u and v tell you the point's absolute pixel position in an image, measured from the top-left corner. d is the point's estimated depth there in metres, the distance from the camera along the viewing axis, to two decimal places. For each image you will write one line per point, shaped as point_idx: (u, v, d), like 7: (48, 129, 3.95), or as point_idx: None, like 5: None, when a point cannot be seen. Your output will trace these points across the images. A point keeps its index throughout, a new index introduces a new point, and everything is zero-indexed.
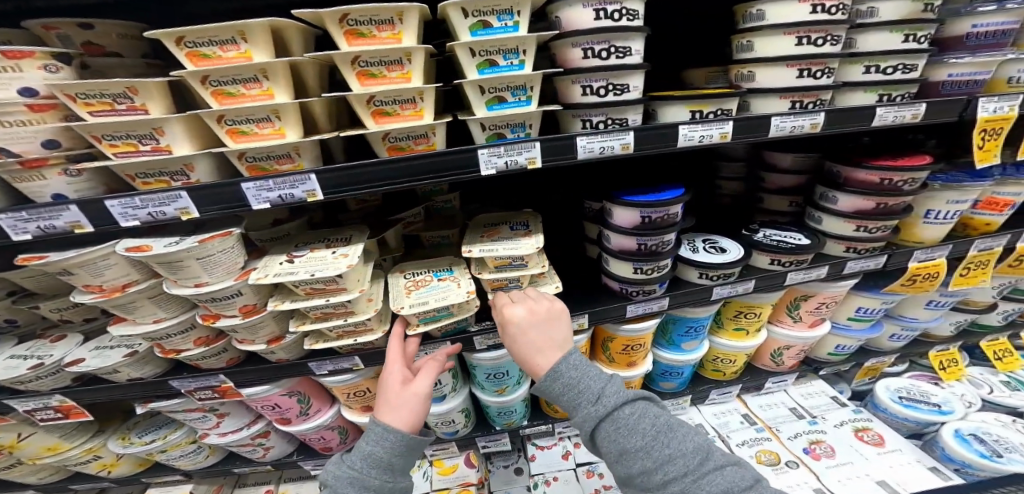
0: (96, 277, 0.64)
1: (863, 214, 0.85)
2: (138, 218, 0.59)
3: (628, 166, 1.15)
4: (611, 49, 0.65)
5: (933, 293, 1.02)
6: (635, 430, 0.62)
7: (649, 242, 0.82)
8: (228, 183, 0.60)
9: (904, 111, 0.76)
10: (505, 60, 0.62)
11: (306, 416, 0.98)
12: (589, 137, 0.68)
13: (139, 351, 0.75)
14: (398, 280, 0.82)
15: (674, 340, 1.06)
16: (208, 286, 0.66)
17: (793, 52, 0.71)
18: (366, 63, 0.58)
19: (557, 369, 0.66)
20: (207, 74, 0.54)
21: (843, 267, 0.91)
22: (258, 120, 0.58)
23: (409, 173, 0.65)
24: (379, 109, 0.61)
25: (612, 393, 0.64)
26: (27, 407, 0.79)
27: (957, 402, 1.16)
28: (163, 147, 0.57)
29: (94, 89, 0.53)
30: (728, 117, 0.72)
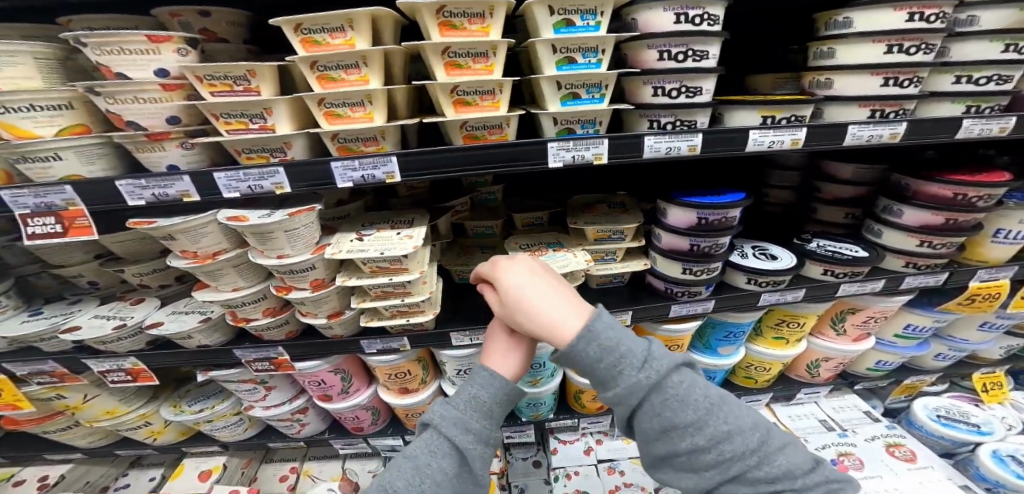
0: (193, 244, 0.68)
1: (929, 228, 0.84)
2: (239, 190, 0.62)
3: (681, 170, 1.17)
4: (689, 52, 0.67)
5: (991, 314, 1.01)
6: (731, 436, 0.56)
7: (702, 244, 0.85)
8: (319, 162, 0.62)
9: (991, 124, 0.75)
10: (583, 57, 0.64)
11: (346, 394, 1.03)
12: (656, 136, 0.69)
13: (212, 318, 0.82)
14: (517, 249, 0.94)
15: (712, 344, 1.07)
16: (290, 257, 0.69)
17: (881, 59, 0.71)
18: (455, 54, 0.60)
19: (594, 330, 0.59)
20: (316, 59, 0.56)
21: (901, 282, 0.90)
22: (352, 104, 0.59)
23: (481, 161, 0.67)
24: (460, 98, 0.63)
25: (704, 393, 0.58)
26: (103, 368, 0.86)
27: (997, 424, 1.14)
28: (269, 126, 0.60)
29: (218, 70, 0.56)
30: (801, 123, 0.72)
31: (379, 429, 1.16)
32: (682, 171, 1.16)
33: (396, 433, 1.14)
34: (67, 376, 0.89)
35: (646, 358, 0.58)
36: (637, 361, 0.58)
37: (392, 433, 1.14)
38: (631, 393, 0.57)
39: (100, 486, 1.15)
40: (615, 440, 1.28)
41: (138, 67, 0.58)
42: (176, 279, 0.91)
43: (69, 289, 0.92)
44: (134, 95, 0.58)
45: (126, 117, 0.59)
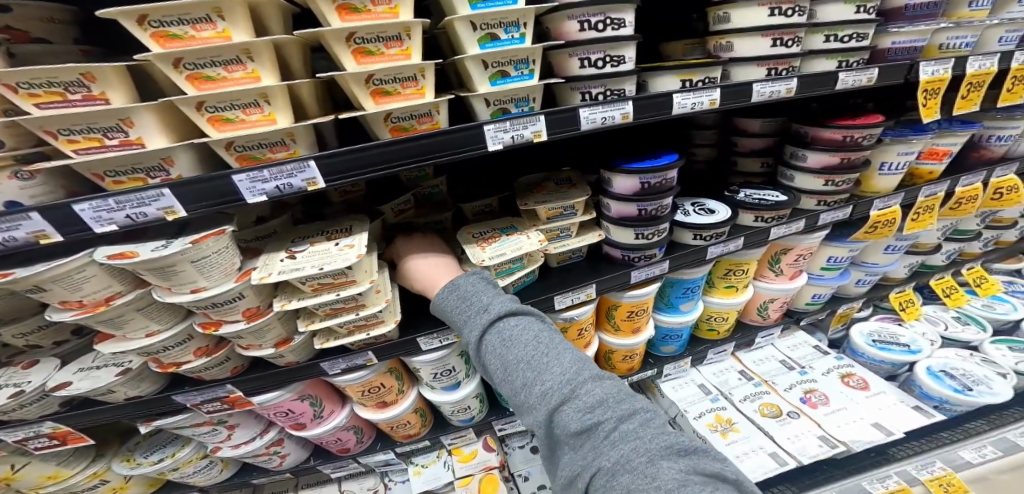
0: (74, 292, 0.54)
1: (830, 169, 0.91)
2: (116, 222, 0.48)
3: (615, 138, 1.22)
4: (608, 20, 0.66)
5: (891, 237, 1.13)
6: (593, 415, 0.50)
7: (649, 207, 0.87)
8: (216, 176, 0.50)
9: (861, 76, 0.80)
10: (506, 33, 0.61)
11: (320, 419, 1.02)
12: (591, 108, 0.69)
13: (131, 369, 0.73)
14: (470, 238, 0.91)
15: (672, 302, 1.15)
16: (207, 290, 0.60)
17: (766, 23, 0.71)
18: (362, 39, 0.52)
19: (455, 283, 0.70)
20: (182, 56, 0.43)
21: (817, 218, 0.97)
22: (244, 105, 0.48)
23: (415, 153, 0.61)
24: (378, 88, 0.56)
25: (570, 370, 0.55)
26: (18, 437, 0.78)
27: (922, 341, 1.31)
28: (134, 140, 0.45)
29: (37, 75, 0.40)
30: (715, 84, 0.73)
31: (366, 447, 1.22)
32: (613, 137, 1.21)
33: (385, 448, 1.22)
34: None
35: (518, 338, 0.60)
36: (510, 341, 0.60)
37: (381, 449, 1.22)
38: (502, 370, 0.59)
39: None
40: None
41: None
42: (72, 332, 0.80)
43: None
44: None
45: None
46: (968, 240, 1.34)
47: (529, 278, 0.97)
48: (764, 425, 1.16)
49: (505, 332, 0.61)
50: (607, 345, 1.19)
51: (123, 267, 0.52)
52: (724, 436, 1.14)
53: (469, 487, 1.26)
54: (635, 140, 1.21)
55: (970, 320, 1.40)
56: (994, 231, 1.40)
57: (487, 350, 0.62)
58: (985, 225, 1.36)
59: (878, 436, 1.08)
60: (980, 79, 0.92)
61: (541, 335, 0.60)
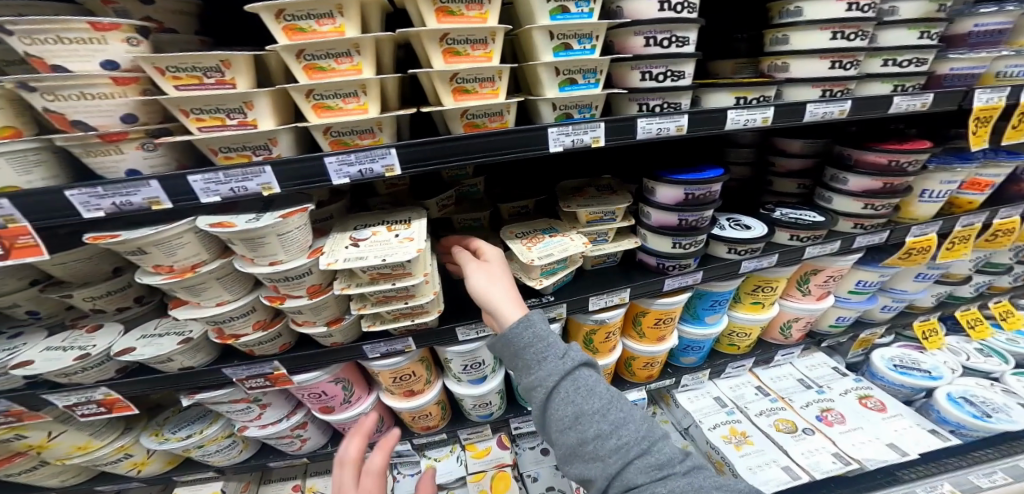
0: (168, 257, 0.58)
1: (870, 193, 0.93)
2: (220, 194, 0.52)
3: (651, 150, 1.25)
4: (673, 38, 0.70)
5: (924, 265, 1.15)
6: (666, 472, 0.58)
7: (689, 218, 0.90)
8: (311, 158, 0.54)
9: (916, 100, 0.82)
10: (578, 43, 0.64)
11: (348, 403, 1.06)
12: (648, 118, 0.72)
13: (192, 338, 0.77)
14: (513, 238, 0.94)
15: (698, 314, 1.17)
16: (284, 264, 0.63)
17: (827, 45, 0.74)
18: (453, 41, 0.56)
19: (528, 318, 0.68)
20: (303, 48, 0.47)
21: (853, 241, 0.99)
22: (344, 95, 0.51)
23: (484, 149, 0.65)
24: (459, 86, 0.60)
25: (640, 428, 0.62)
26: (69, 402, 0.81)
27: (944, 368, 1.32)
28: (250, 121, 0.49)
29: (184, 61, 0.45)
30: (769, 103, 0.76)
31: (385, 436, 1.26)
32: (650, 150, 1.24)
33: (402, 438, 1.26)
34: (25, 415, 0.83)
35: (591, 387, 0.64)
36: (585, 389, 0.63)
37: (397, 439, 1.26)
38: (573, 418, 0.61)
39: None
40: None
41: (81, 59, 0.47)
42: (134, 300, 0.83)
43: (4, 322, 0.83)
44: (80, 91, 0.47)
45: (71, 116, 0.48)
46: (998, 274, 1.34)
47: (565, 280, 1.00)
48: (780, 440, 1.17)
49: (583, 383, 0.63)
50: (630, 351, 1.21)
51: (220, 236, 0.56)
52: (738, 448, 1.15)
53: (481, 483, 1.29)
54: (671, 153, 1.25)
55: (993, 353, 1.40)
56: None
57: (559, 396, 0.63)
58: (1017, 260, 1.37)
59: (892, 455, 1.08)
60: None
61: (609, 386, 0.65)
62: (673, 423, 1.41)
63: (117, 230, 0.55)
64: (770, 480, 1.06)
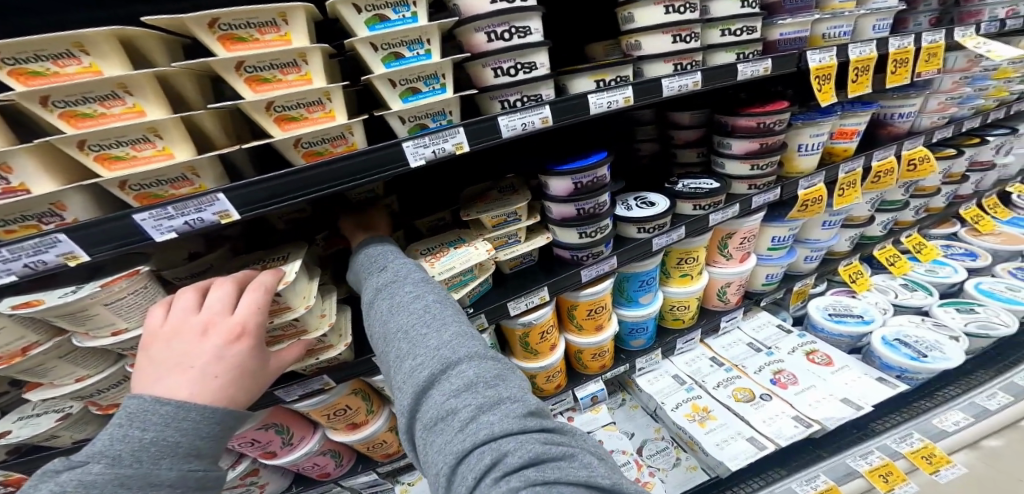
0: None
1: (753, 154, 0.95)
2: (13, 273, 0.47)
3: (555, 140, 1.23)
4: (513, 29, 0.68)
5: (824, 214, 1.17)
6: (458, 400, 0.49)
7: (586, 206, 0.89)
8: (115, 218, 0.49)
9: (757, 66, 0.84)
10: (410, 50, 0.62)
11: (291, 446, 1.02)
12: (509, 115, 0.71)
13: (73, 412, 0.72)
14: (418, 256, 0.91)
15: (632, 296, 1.16)
16: (128, 331, 0.59)
17: (663, 20, 0.74)
18: (254, 68, 0.51)
19: (378, 260, 0.73)
20: (48, 94, 0.41)
21: (750, 202, 1.00)
22: (133, 141, 0.46)
23: (335, 176, 0.61)
24: (282, 115, 0.56)
25: (447, 350, 0.55)
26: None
27: (874, 310, 1.35)
28: (17, 186, 0.45)
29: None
30: (627, 83, 0.76)
31: (348, 470, 1.21)
32: (556, 140, 1.23)
33: (367, 468, 1.21)
34: None
35: (408, 306, 0.63)
36: (397, 308, 0.63)
37: (362, 470, 1.21)
38: (382, 339, 0.62)
39: None
40: (585, 413, 1.33)
41: None
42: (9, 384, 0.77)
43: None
44: None
45: None
46: (896, 210, 1.40)
47: (482, 288, 0.97)
48: (740, 410, 1.18)
49: (398, 301, 0.64)
50: (573, 345, 1.19)
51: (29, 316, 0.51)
52: (702, 425, 1.15)
53: None
54: (577, 140, 1.23)
55: (917, 286, 1.46)
56: (920, 199, 1.47)
57: (376, 316, 0.65)
58: (910, 195, 1.43)
59: (848, 411, 1.10)
60: (863, 64, 0.97)
61: (430, 306, 0.63)
62: (642, 407, 1.40)
63: None
64: (737, 455, 1.06)
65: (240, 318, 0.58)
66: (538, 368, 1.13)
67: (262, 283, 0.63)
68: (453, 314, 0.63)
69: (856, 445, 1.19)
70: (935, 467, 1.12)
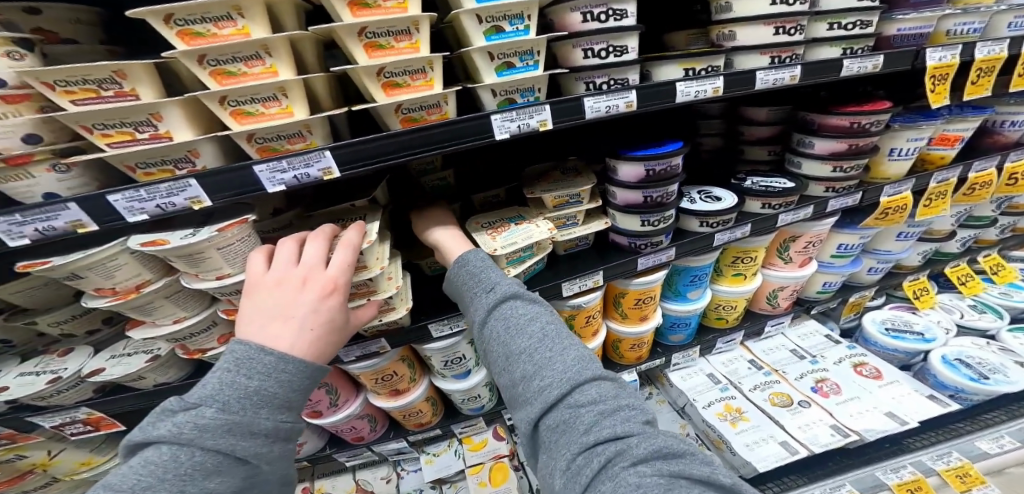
0: (107, 280, 0.58)
1: (838, 155, 0.91)
2: (146, 212, 0.51)
3: (618, 127, 1.21)
4: (610, 11, 0.67)
5: (903, 224, 1.12)
6: (581, 409, 0.53)
7: (654, 194, 0.88)
8: (237, 168, 0.53)
9: (866, 62, 0.80)
10: (510, 25, 0.62)
11: (335, 407, 1.07)
12: (595, 97, 0.70)
13: (161, 355, 0.76)
14: (479, 230, 0.93)
15: (680, 291, 1.15)
16: (232, 276, 0.63)
17: (768, 11, 0.72)
18: (373, 34, 0.56)
19: (465, 260, 0.75)
20: (204, 53, 0.47)
21: (825, 205, 0.97)
22: (264, 99, 0.51)
23: (427, 142, 0.64)
24: (389, 81, 0.59)
25: (571, 369, 0.57)
26: (56, 422, 0.79)
27: (937, 329, 1.30)
28: (163, 133, 0.49)
29: (72, 74, 0.44)
30: (718, 73, 0.74)
31: (379, 435, 1.25)
32: (620, 128, 1.21)
33: (398, 436, 1.26)
34: (18, 437, 0.81)
35: (524, 326, 0.63)
36: (515, 328, 0.63)
37: (394, 437, 1.26)
38: (502, 359, 0.62)
39: None
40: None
41: None
42: (103, 322, 0.84)
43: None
44: None
45: None
46: (981, 228, 1.32)
47: (537, 268, 0.99)
48: (775, 414, 1.16)
49: (510, 315, 0.65)
50: (615, 333, 1.20)
51: (155, 254, 0.56)
52: (734, 425, 1.14)
53: (480, 476, 1.30)
54: (641, 130, 1.21)
55: (987, 308, 1.39)
56: (1010, 218, 1.38)
57: (489, 331, 0.66)
58: (1000, 211, 1.34)
59: (892, 425, 1.08)
60: (990, 64, 0.91)
61: (549, 329, 0.63)
62: (669, 403, 1.40)
63: (50, 258, 0.55)
64: (767, 457, 1.06)
65: (332, 273, 0.61)
66: None
67: (350, 240, 0.65)
68: (568, 334, 0.64)
69: (889, 458, 1.16)
70: (967, 486, 1.09)
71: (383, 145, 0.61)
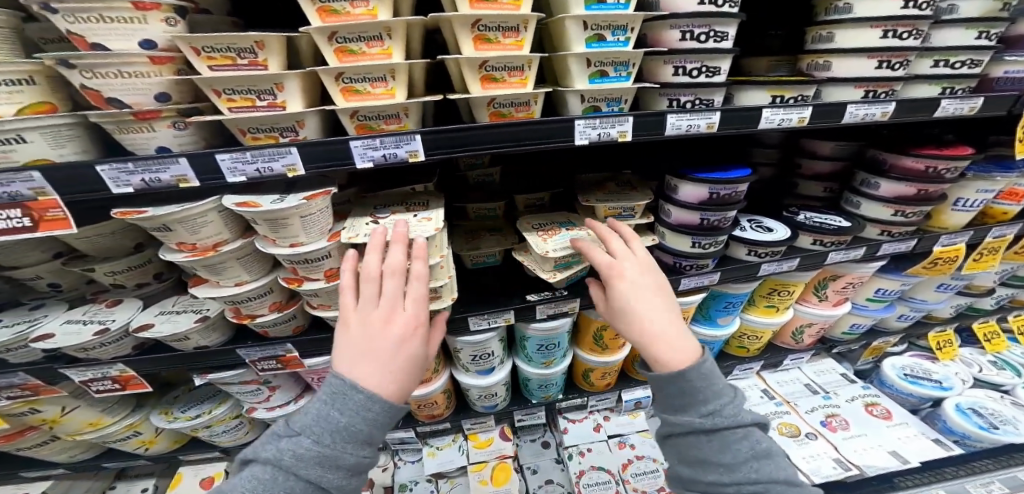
0: (191, 235, 0.63)
1: (902, 199, 0.94)
2: (245, 174, 0.61)
3: (673, 146, 1.23)
4: (711, 33, 0.69)
5: (948, 275, 1.15)
6: (743, 443, 0.62)
7: (710, 217, 0.89)
8: (337, 141, 0.61)
9: (964, 104, 0.83)
10: (613, 35, 0.63)
11: None
12: (679, 114, 0.71)
13: (211, 316, 0.75)
14: (529, 231, 0.92)
15: (711, 315, 1.15)
16: (304, 245, 0.66)
17: (875, 44, 0.75)
18: (485, 27, 0.58)
19: (688, 373, 0.62)
20: (336, 31, 0.55)
21: (878, 248, 1.00)
22: (373, 79, 0.59)
23: (515, 138, 0.66)
24: (488, 74, 0.62)
25: (729, 411, 0.63)
26: (86, 377, 0.77)
27: (955, 380, 1.31)
28: (279, 102, 0.60)
29: (221, 42, 0.55)
30: (807, 103, 0.76)
31: (388, 422, 1.19)
32: (675, 148, 1.23)
33: (407, 425, 1.19)
34: (42, 389, 0.77)
35: (715, 384, 0.63)
36: (706, 380, 0.63)
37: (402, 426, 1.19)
38: (679, 393, 0.64)
39: None
40: (622, 416, 1.25)
41: (121, 37, 0.55)
42: (154, 276, 0.84)
43: (29, 293, 0.86)
44: (117, 69, 0.55)
45: (106, 93, 0.57)
46: (1021, 288, 1.34)
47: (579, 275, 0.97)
48: (781, 443, 1.16)
49: (703, 376, 0.63)
50: (638, 349, 1.18)
51: (245, 215, 0.61)
52: None
53: (481, 473, 1.16)
54: (693, 152, 1.24)
55: (1006, 366, 1.40)
56: None
57: (688, 382, 0.63)
58: None
59: (893, 463, 1.08)
60: None
61: (711, 373, 0.64)
62: None
63: (145, 209, 0.60)
64: None
65: (414, 311, 0.59)
66: (599, 363, 1.10)
67: (420, 272, 0.61)
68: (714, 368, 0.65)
69: None
70: None
71: (460, 135, 0.64)
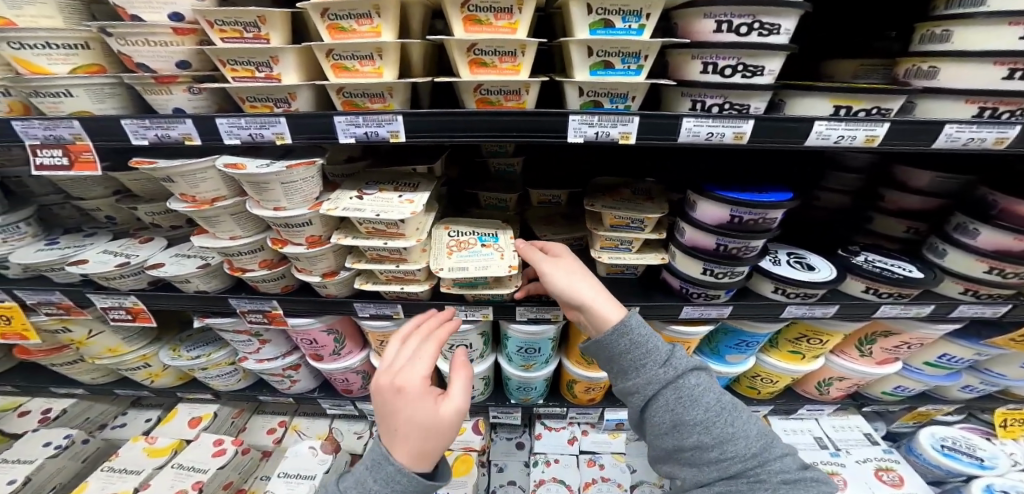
0: (192, 188, 0.67)
1: (1004, 255, 0.76)
2: (240, 137, 0.63)
3: (732, 156, 1.09)
4: (756, 24, 0.57)
5: None
6: (702, 398, 0.60)
7: (731, 244, 0.78)
8: (323, 115, 0.61)
9: None
10: (623, 22, 0.56)
11: (337, 356, 1.00)
12: (698, 119, 0.61)
13: (212, 264, 0.80)
14: (442, 235, 0.82)
15: (720, 350, 1.03)
16: (286, 211, 0.68)
17: (1008, 47, 0.58)
18: (475, 8, 0.55)
19: (628, 324, 0.65)
20: (328, 7, 0.55)
21: (953, 309, 0.84)
22: (361, 57, 0.58)
23: (496, 128, 0.62)
24: (478, 59, 0.58)
25: (674, 366, 0.63)
26: (106, 303, 0.85)
27: (1003, 460, 1.07)
28: (275, 75, 0.61)
29: (230, 16, 0.56)
30: (886, 118, 0.63)
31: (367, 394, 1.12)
32: (732, 157, 1.09)
33: None
34: (73, 309, 0.88)
35: (657, 345, 0.64)
36: (656, 343, 0.64)
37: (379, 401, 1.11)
38: (623, 355, 0.65)
39: (99, 424, 1.21)
40: (601, 433, 1.17)
41: (153, 10, 0.59)
42: (186, 221, 0.92)
43: (87, 222, 0.98)
44: (145, 38, 0.59)
45: (136, 59, 0.61)
46: None
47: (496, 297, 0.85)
48: None
49: (640, 336, 0.64)
50: None
51: (233, 175, 0.63)
52: None
53: None
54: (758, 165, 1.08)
55: None
56: None
57: (633, 344, 0.64)
58: None
59: None
60: None
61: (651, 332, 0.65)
62: None
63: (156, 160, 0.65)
64: None
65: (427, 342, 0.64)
66: (585, 378, 1.03)
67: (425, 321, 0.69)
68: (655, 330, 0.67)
69: None
70: None
71: (457, 119, 0.61)
